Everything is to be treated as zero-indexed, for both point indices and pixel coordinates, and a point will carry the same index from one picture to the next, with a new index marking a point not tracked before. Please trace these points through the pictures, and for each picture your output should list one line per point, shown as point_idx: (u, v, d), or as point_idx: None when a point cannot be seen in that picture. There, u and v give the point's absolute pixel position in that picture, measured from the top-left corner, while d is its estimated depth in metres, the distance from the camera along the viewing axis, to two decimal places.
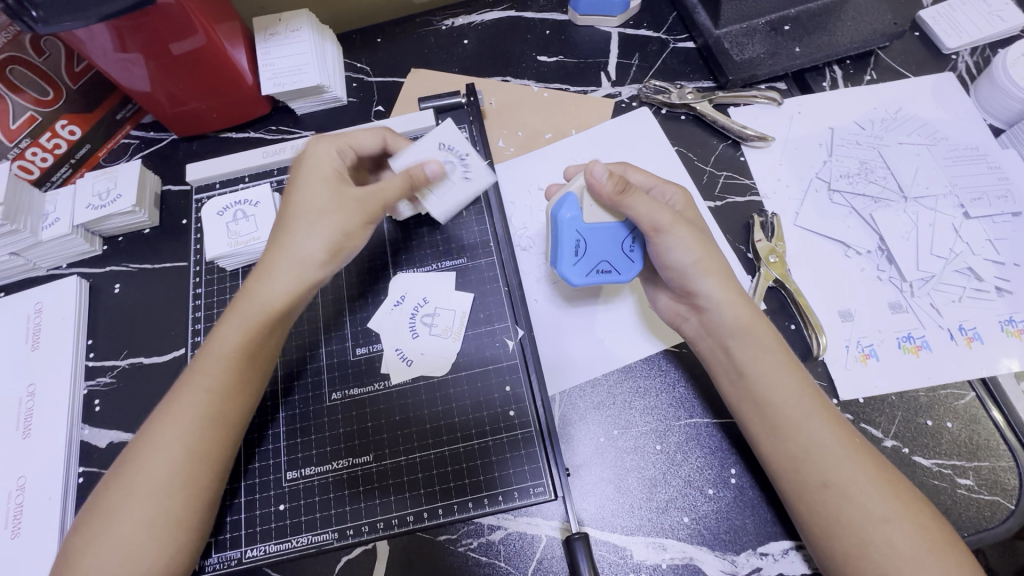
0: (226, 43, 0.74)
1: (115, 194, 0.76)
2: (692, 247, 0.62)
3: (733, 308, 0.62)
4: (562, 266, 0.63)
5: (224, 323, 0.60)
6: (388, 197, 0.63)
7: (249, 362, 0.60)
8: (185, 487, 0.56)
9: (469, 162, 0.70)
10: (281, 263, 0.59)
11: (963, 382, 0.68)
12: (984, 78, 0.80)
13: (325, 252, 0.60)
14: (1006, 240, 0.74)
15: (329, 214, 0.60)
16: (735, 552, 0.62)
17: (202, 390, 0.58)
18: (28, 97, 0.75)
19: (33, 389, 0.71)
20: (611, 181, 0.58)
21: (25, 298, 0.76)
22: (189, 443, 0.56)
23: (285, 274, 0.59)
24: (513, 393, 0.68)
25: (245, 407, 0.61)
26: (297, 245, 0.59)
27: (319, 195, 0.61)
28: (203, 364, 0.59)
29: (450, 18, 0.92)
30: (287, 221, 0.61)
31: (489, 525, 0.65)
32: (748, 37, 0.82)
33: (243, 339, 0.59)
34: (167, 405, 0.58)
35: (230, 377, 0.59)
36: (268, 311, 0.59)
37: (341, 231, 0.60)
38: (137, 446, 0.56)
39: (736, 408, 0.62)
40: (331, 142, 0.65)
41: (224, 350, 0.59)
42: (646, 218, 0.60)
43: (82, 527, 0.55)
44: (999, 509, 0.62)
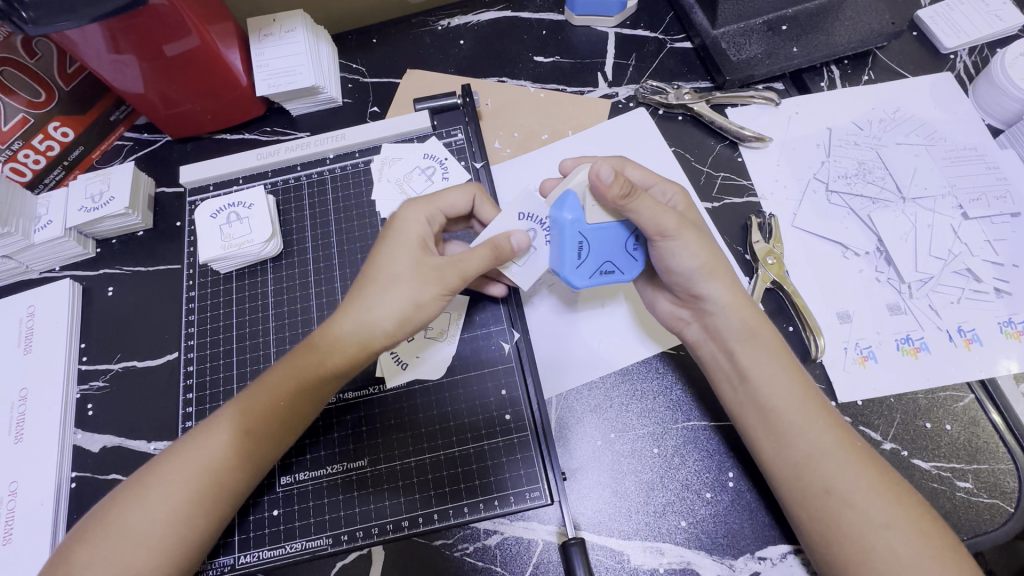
0: (220, 44, 0.73)
1: (108, 196, 0.76)
2: (698, 251, 0.60)
3: (738, 313, 0.62)
4: (565, 271, 0.60)
5: (279, 373, 0.59)
6: (471, 268, 0.59)
7: (294, 411, 0.59)
8: (201, 514, 0.56)
9: (448, 165, 0.78)
10: (347, 324, 0.58)
11: (962, 385, 0.68)
12: (982, 78, 0.80)
13: (394, 320, 0.58)
14: (1005, 241, 0.73)
15: (407, 282, 0.58)
16: (733, 556, 0.62)
17: (240, 429, 0.57)
18: (21, 100, 0.74)
19: (25, 394, 0.71)
20: (617, 182, 0.55)
21: (18, 301, 0.75)
22: (216, 479, 0.56)
23: (350, 336, 0.57)
24: (509, 396, 0.68)
25: (279, 450, 0.60)
26: (368, 310, 0.57)
27: (398, 257, 0.59)
28: (248, 405, 0.58)
29: (446, 19, 0.91)
30: (363, 282, 0.59)
31: (485, 530, 0.64)
32: (746, 37, 0.82)
33: (295, 390, 0.58)
34: (199, 433, 0.58)
35: (273, 424, 0.58)
36: (325, 370, 0.58)
37: (415, 301, 0.58)
38: (157, 467, 0.57)
39: (736, 412, 0.62)
40: (422, 208, 0.63)
41: (271, 395, 0.58)
42: (650, 222, 0.58)
43: (82, 534, 0.55)
44: (998, 512, 0.62)
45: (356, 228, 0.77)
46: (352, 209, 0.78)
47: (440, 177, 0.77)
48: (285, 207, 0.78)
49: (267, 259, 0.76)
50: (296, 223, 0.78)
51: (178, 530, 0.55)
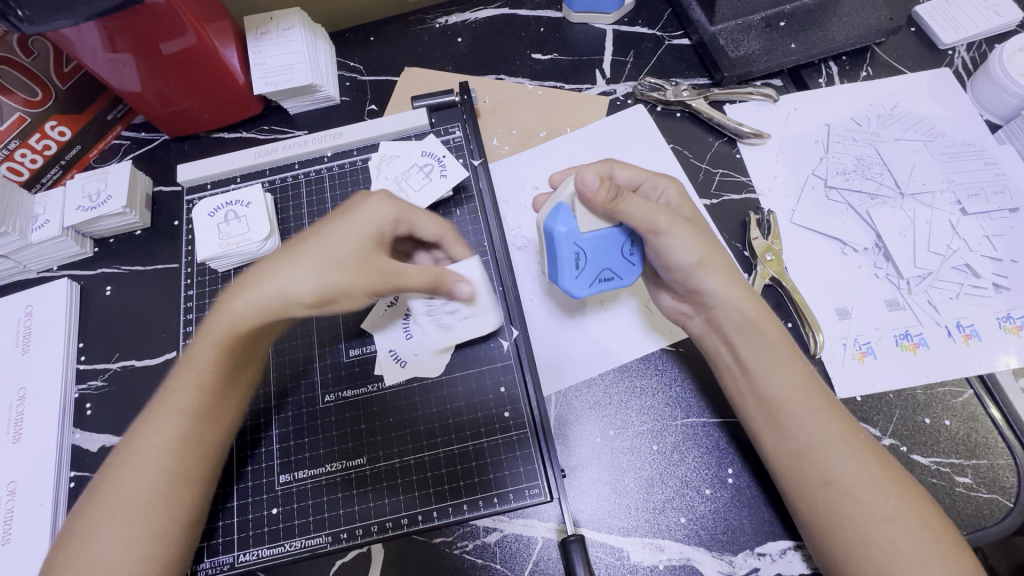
0: (217, 43, 0.73)
1: (105, 194, 0.76)
2: (693, 247, 0.61)
3: (739, 305, 0.61)
4: (565, 282, 0.62)
5: (200, 345, 0.57)
6: (411, 283, 0.59)
7: (225, 381, 0.58)
8: (164, 502, 0.55)
9: (446, 162, 0.76)
10: (251, 290, 0.55)
11: (961, 380, 0.68)
12: (981, 74, 0.80)
13: (314, 296, 0.55)
14: (1003, 236, 0.73)
15: (332, 260, 0.56)
16: (733, 553, 0.62)
17: (178, 413, 0.56)
18: (19, 99, 0.74)
19: (23, 393, 0.71)
20: (603, 188, 0.56)
21: (15, 301, 0.75)
22: (173, 465, 0.56)
23: (255, 305, 0.55)
24: (508, 393, 0.68)
25: (223, 424, 0.59)
26: (279, 284, 0.55)
27: (347, 236, 0.57)
28: (180, 383, 0.57)
29: (444, 16, 0.91)
30: (288, 251, 0.57)
31: (485, 527, 0.64)
32: (744, 33, 0.82)
33: (220, 362, 0.57)
34: (142, 425, 0.57)
35: (208, 397, 0.58)
36: (235, 335, 0.56)
37: (336, 281, 0.55)
38: (117, 464, 0.56)
39: (739, 404, 0.62)
40: (393, 207, 0.60)
41: (202, 370, 0.57)
42: (643, 222, 0.59)
43: (71, 535, 0.54)
44: (998, 507, 0.62)
45: None
46: None
47: (438, 174, 0.76)
48: (283, 205, 0.78)
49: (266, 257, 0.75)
50: (294, 222, 0.78)
51: (144, 522, 0.54)
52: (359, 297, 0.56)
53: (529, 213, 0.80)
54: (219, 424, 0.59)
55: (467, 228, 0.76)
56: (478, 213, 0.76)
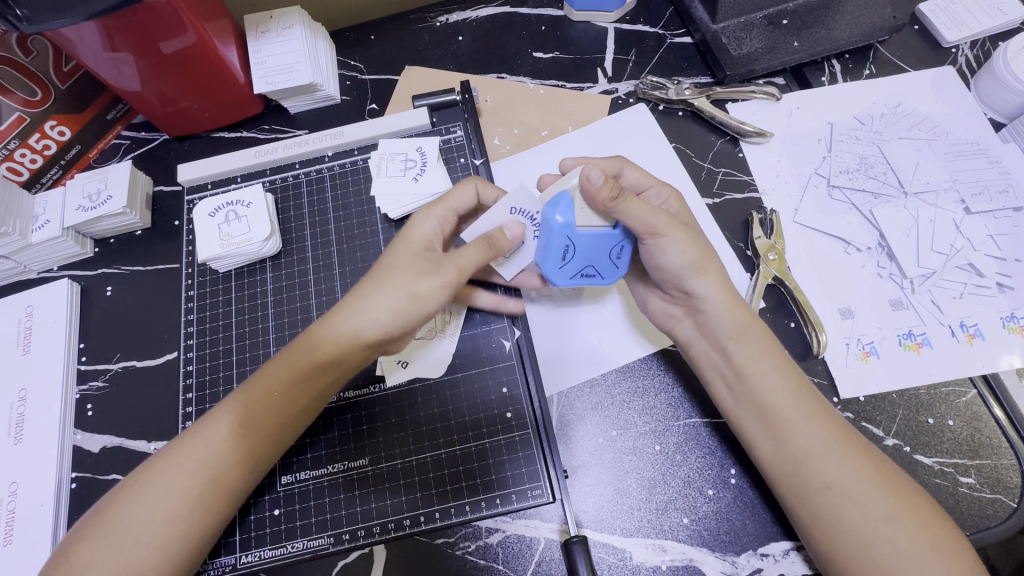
0: (217, 41, 0.72)
1: (105, 195, 0.75)
2: (688, 249, 0.61)
3: (730, 313, 0.62)
4: (547, 269, 0.61)
5: (278, 367, 0.59)
6: (468, 263, 0.58)
7: (292, 403, 0.59)
8: (200, 510, 0.55)
9: (427, 169, 0.76)
10: (342, 313, 0.59)
11: (964, 380, 0.67)
12: (985, 72, 0.80)
13: (385, 310, 0.58)
14: (1007, 235, 0.73)
15: (397, 272, 0.58)
16: (735, 553, 0.62)
17: (237, 424, 0.57)
18: (18, 99, 0.74)
19: (24, 394, 0.71)
20: (607, 187, 0.54)
21: (16, 301, 0.75)
22: (217, 471, 0.56)
23: (345, 324, 0.58)
24: (510, 394, 0.67)
25: (280, 445, 0.60)
26: (362, 301, 0.58)
27: (397, 248, 0.60)
28: (248, 400, 0.58)
29: (444, 15, 0.91)
30: (365, 276, 0.60)
31: (487, 528, 0.64)
32: (747, 31, 0.81)
33: (297, 382, 0.58)
34: (198, 427, 0.58)
35: (269, 416, 0.58)
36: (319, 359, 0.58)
37: (408, 291, 0.57)
38: (162, 459, 0.56)
39: (730, 411, 0.61)
40: (439, 210, 0.62)
41: (271, 387, 0.58)
42: (641, 224, 0.58)
43: (81, 533, 0.54)
44: (1001, 507, 0.62)
45: (356, 227, 0.77)
46: (352, 207, 0.78)
47: (413, 176, 0.76)
48: (284, 205, 0.78)
49: (266, 257, 0.75)
50: (295, 222, 0.77)
51: (177, 527, 0.54)
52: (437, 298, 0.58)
53: None
54: (277, 443, 0.59)
55: None
56: None
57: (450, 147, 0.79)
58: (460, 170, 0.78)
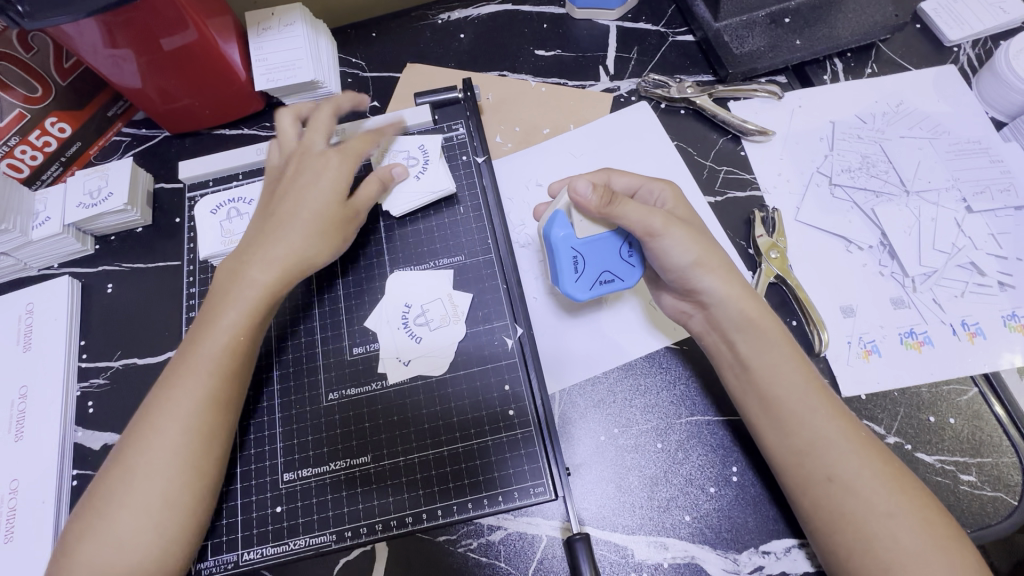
0: (219, 38, 0.72)
1: (106, 192, 0.75)
2: (690, 247, 0.60)
3: (738, 303, 0.61)
4: (565, 285, 0.63)
5: (216, 306, 0.60)
6: (366, 202, 0.68)
7: (249, 346, 0.60)
8: (195, 464, 0.56)
9: (429, 167, 0.75)
10: (274, 249, 0.61)
11: (965, 378, 0.68)
12: (987, 71, 0.80)
13: (306, 250, 0.63)
14: (1008, 234, 0.73)
15: (314, 217, 0.63)
16: (737, 551, 0.62)
17: (207, 373, 0.57)
18: (18, 95, 0.74)
19: (25, 392, 0.70)
20: (596, 195, 0.57)
21: (16, 299, 0.74)
22: (195, 424, 0.56)
23: (262, 264, 0.61)
24: (512, 392, 0.67)
25: (247, 380, 0.61)
26: (290, 234, 0.62)
27: (310, 192, 0.64)
28: (200, 347, 0.58)
29: (446, 12, 0.90)
30: (269, 219, 0.63)
31: (489, 525, 0.64)
32: (749, 30, 0.81)
33: (247, 324, 0.60)
34: (171, 384, 0.57)
35: (236, 357, 0.59)
36: (261, 296, 0.60)
37: (322, 235, 0.64)
38: (143, 423, 0.56)
39: (740, 400, 0.61)
40: (335, 154, 0.66)
41: (232, 331, 0.59)
42: (639, 224, 0.59)
43: (88, 507, 0.55)
44: (1002, 505, 0.62)
45: None
46: None
47: (413, 175, 0.74)
48: None
49: None
50: None
51: (177, 486, 0.55)
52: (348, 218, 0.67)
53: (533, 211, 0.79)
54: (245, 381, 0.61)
55: (472, 227, 0.75)
56: (482, 210, 0.75)
57: (451, 144, 0.79)
58: (462, 168, 0.78)
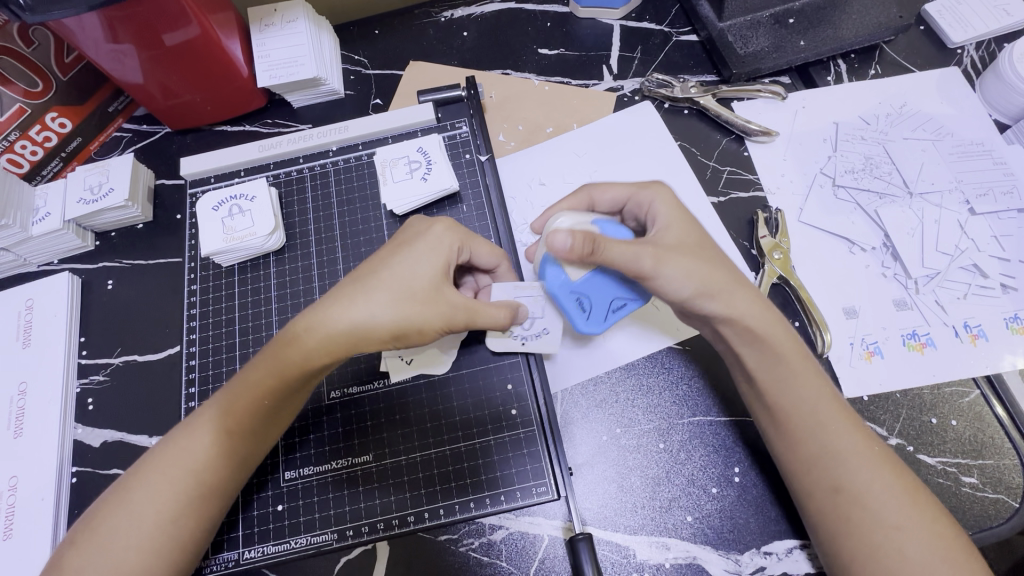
0: (221, 34, 0.72)
1: (107, 187, 0.75)
2: (689, 277, 0.57)
3: (743, 319, 0.58)
4: (578, 325, 0.63)
5: (255, 367, 0.56)
6: (482, 315, 0.60)
7: (278, 407, 0.58)
8: (191, 512, 0.55)
9: (434, 168, 0.74)
10: (339, 320, 0.55)
11: (967, 380, 0.68)
12: (990, 74, 0.80)
13: (388, 329, 0.56)
14: (1011, 237, 0.73)
15: (414, 299, 0.57)
16: (739, 551, 0.62)
17: (224, 432, 0.56)
18: (18, 90, 0.73)
19: (24, 388, 0.70)
20: (575, 247, 0.54)
21: (14, 294, 0.74)
22: (201, 476, 0.56)
23: (337, 333, 0.55)
24: (515, 391, 0.67)
25: (262, 441, 0.59)
26: (363, 316, 0.55)
27: (414, 267, 0.58)
28: (223, 399, 0.57)
29: (449, 10, 0.90)
30: (363, 281, 0.57)
31: (491, 525, 0.64)
32: (753, 30, 0.81)
33: (277, 388, 0.56)
34: (182, 433, 0.57)
35: (258, 417, 0.57)
36: (304, 365, 0.55)
37: (417, 322, 0.57)
38: (148, 464, 0.56)
39: (754, 407, 0.62)
40: (457, 237, 0.61)
41: (256, 392, 0.56)
42: (628, 265, 0.56)
43: (74, 540, 0.54)
44: (1003, 507, 0.62)
45: (360, 223, 0.76)
46: (356, 202, 0.77)
47: (419, 177, 0.74)
48: (288, 199, 0.77)
49: (270, 252, 0.75)
50: (299, 216, 0.77)
51: (167, 530, 0.54)
52: (431, 331, 0.58)
53: (536, 210, 0.79)
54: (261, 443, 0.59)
55: (474, 225, 0.75)
56: (485, 209, 0.75)
57: (455, 143, 0.79)
58: (465, 166, 0.78)
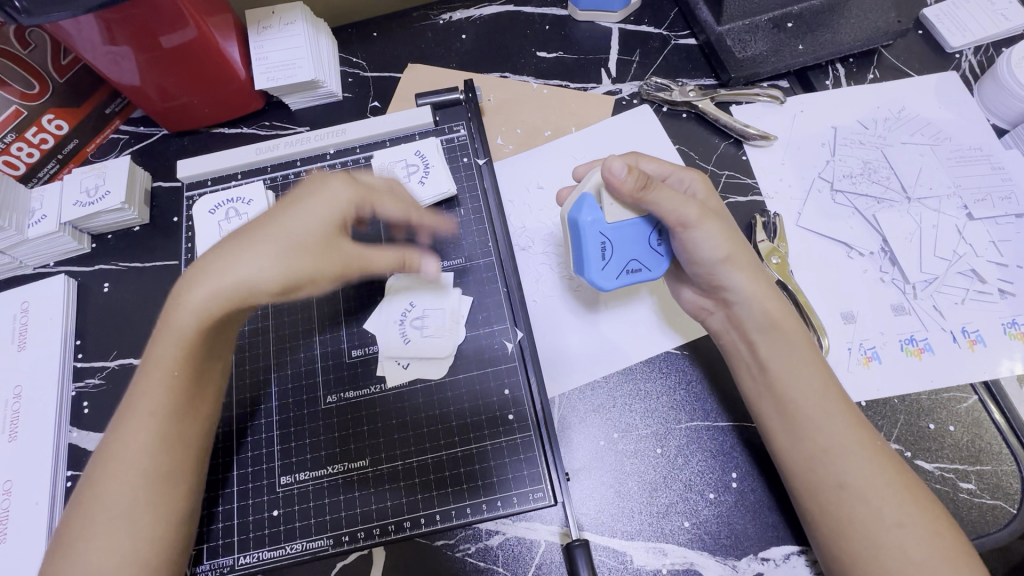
0: (218, 36, 0.72)
1: (103, 190, 0.75)
2: (720, 242, 0.60)
3: (762, 303, 0.61)
4: (590, 272, 0.61)
5: (160, 343, 0.54)
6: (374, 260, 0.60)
7: (194, 379, 0.56)
8: (152, 507, 0.54)
9: (432, 172, 0.74)
10: (213, 283, 0.52)
11: (965, 386, 0.67)
12: (989, 78, 0.80)
13: (278, 282, 0.53)
14: (1010, 241, 0.73)
15: (304, 248, 0.54)
16: (736, 558, 0.62)
17: (149, 415, 0.54)
18: (14, 91, 0.72)
19: (19, 391, 0.70)
20: (631, 177, 0.56)
21: (10, 297, 0.73)
22: (146, 469, 0.54)
23: (230, 294, 0.52)
24: (512, 396, 0.67)
25: (193, 417, 0.57)
26: (246, 275, 0.52)
27: (305, 218, 0.55)
28: (143, 383, 0.54)
29: (448, 13, 0.90)
30: (242, 240, 0.54)
31: (487, 530, 0.64)
32: (752, 34, 0.81)
33: (189, 357, 0.54)
34: (114, 433, 0.54)
35: (180, 391, 0.55)
36: (201, 327, 0.53)
37: (308, 272, 0.54)
38: (96, 472, 0.54)
39: (755, 401, 0.61)
40: (358, 192, 0.59)
41: (165, 367, 0.54)
42: (672, 213, 0.58)
43: (53, 563, 0.52)
44: (1001, 513, 0.62)
45: None
46: None
47: (417, 180, 0.74)
48: None
49: None
50: None
51: (139, 529, 0.53)
52: (329, 279, 0.56)
53: (533, 213, 0.79)
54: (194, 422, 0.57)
55: (472, 228, 0.75)
56: (483, 213, 0.75)
57: (453, 146, 0.79)
58: (463, 169, 0.78)
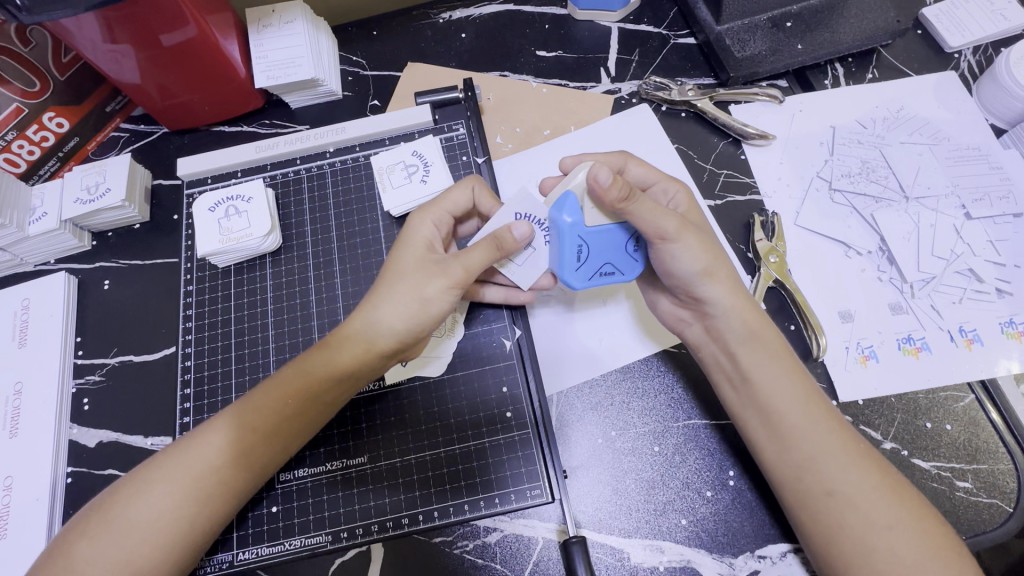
0: (218, 35, 0.72)
1: (104, 187, 0.75)
2: (698, 255, 0.60)
3: (740, 314, 0.61)
4: (564, 274, 0.61)
5: (286, 373, 0.59)
6: (473, 262, 0.58)
7: (305, 411, 0.59)
8: (206, 508, 0.55)
9: (432, 169, 0.75)
10: (355, 322, 0.59)
11: (962, 385, 0.68)
12: (987, 78, 0.80)
13: (401, 320, 0.58)
14: (1007, 241, 0.73)
15: (410, 277, 0.59)
16: (733, 555, 0.62)
17: (248, 428, 0.57)
18: (16, 89, 0.72)
19: (20, 388, 0.70)
20: (616, 186, 0.54)
21: (10, 294, 0.74)
22: (224, 474, 0.56)
23: (358, 337, 0.58)
24: (510, 393, 0.67)
25: (288, 447, 0.59)
26: (375, 314, 0.58)
27: (407, 254, 0.61)
28: (257, 399, 0.58)
29: (448, 11, 0.90)
30: (375, 287, 0.60)
31: (485, 527, 0.64)
32: (751, 33, 0.81)
33: (309, 390, 0.58)
34: (207, 429, 0.58)
35: (287, 420, 0.58)
36: (331, 368, 0.58)
37: (421, 299, 0.58)
38: (165, 457, 0.56)
39: (738, 412, 0.61)
40: (429, 211, 0.63)
41: (285, 392, 0.58)
42: (651, 225, 0.57)
43: (80, 532, 0.54)
44: (997, 512, 0.62)
45: (357, 224, 0.76)
46: (353, 204, 0.77)
47: (419, 179, 0.74)
48: (284, 201, 0.77)
49: (266, 253, 0.75)
50: (295, 217, 0.77)
51: (183, 525, 0.54)
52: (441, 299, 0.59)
53: None
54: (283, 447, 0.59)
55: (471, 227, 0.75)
56: None
57: (452, 144, 0.79)
58: (463, 168, 0.78)
